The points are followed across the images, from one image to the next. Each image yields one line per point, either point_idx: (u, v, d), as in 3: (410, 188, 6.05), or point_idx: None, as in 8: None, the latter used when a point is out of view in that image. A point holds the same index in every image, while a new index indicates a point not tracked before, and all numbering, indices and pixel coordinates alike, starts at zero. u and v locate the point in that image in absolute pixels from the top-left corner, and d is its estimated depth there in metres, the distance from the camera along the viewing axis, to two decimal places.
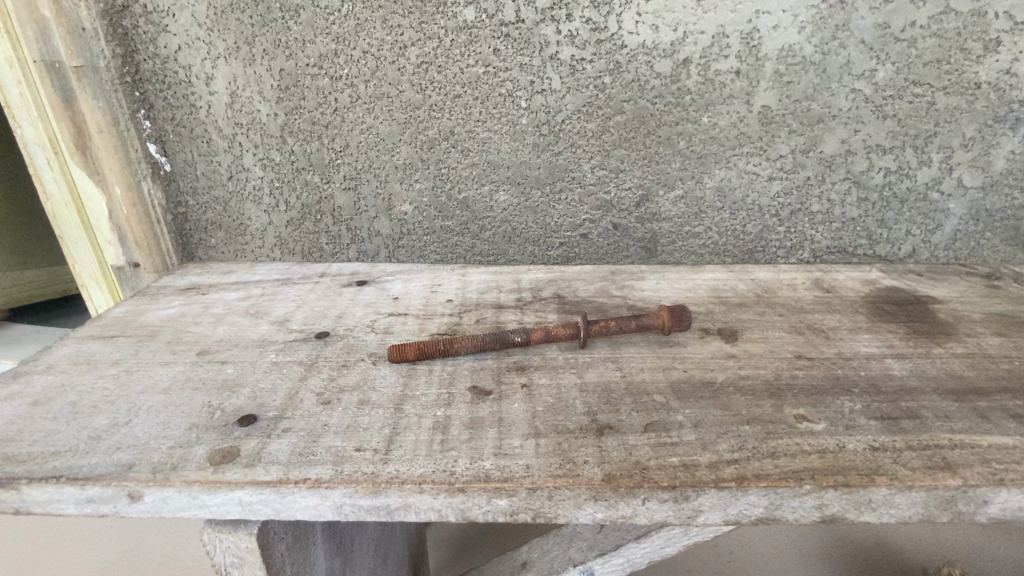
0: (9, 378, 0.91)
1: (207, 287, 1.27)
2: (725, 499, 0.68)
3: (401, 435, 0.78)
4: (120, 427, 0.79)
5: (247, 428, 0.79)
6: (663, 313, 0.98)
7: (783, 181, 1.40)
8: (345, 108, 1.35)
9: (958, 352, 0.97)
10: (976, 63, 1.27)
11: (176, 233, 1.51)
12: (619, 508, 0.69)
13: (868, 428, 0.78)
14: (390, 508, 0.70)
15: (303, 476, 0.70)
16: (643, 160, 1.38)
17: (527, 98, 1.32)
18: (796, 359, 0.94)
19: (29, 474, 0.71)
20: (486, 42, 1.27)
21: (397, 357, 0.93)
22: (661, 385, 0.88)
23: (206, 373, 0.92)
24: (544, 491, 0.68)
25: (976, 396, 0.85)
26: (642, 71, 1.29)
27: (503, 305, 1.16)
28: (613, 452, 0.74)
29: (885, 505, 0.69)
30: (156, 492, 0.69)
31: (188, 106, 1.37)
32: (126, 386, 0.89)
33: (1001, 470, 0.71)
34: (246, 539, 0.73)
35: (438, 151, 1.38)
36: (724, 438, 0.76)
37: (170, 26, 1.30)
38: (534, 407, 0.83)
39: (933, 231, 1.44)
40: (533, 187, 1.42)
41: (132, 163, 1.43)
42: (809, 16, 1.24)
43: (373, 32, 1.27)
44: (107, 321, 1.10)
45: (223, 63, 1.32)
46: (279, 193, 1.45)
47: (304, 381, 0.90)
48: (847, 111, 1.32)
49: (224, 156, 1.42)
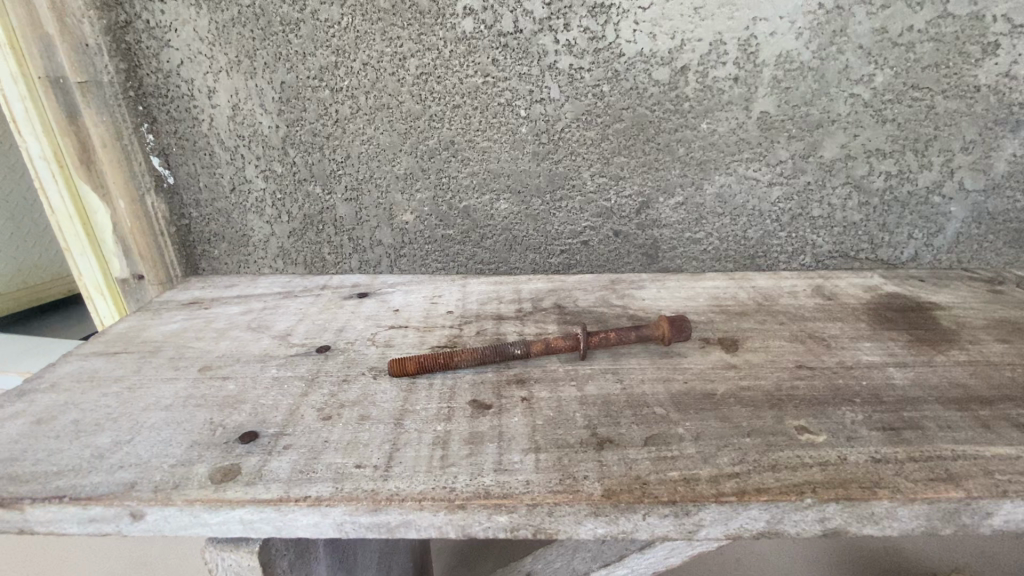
0: (13, 397, 0.91)
1: (209, 301, 1.28)
2: (725, 513, 0.68)
3: (402, 450, 0.78)
4: (123, 445, 0.80)
5: (248, 445, 0.79)
6: (663, 324, 0.98)
7: (783, 187, 1.40)
8: (346, 120, 1.35)
9: (961, 360, 0.97)
10: (975, 66, 1.26)
11: (180, 245, 1.52)
12: (619, 523, 0.69)
13: (870, 440, 0.77)
14: (390, 525, 0.70)
15: (304, 494, 0.70)
16: (643, 167, 1.38)
17: (526, 107, 1.33)
18: (797, 369, 0.94)
19: (33, 494, 0.71)
20: (486, 52, 1.28)
21: (397, 371, 0.93)
22: (661, 396, 0.88)
23: (208, 389, 0.92)
24: (544, 508, 0.68)
25: (979, 405, 0.85)
26: (640, 79, 1.30)
27: (504, 315, 1.16)
28: (613, 467, 0.74)
29: (889, 519, 0.69)
30: (158, 511, 0.70)
31: (190, 119, 1.38)
32: (128, 403, 0.89)
33: (1004, 481, 0.70)
34: (248, 557, 0.74)
35: (439, 160, 1.39)
36: (724, 451, 0.76)
37: (172, 41, 1.31)
38: (534, 421, 0.83)
39: (936, 235, 1.43)
40: (534, 196, 1.42)
41: (135, 177, 1.43)
42: (806, 22, 1.24)
43: (373, 44, 1.27)
44: (111, 337, 1.11)
45: (224, 76, 1.33)
46: (281, 204, 1.46)
47: (305, 397, 0.90)
48: (846, 116, 1.32)
49: (226, 168, 1.43)
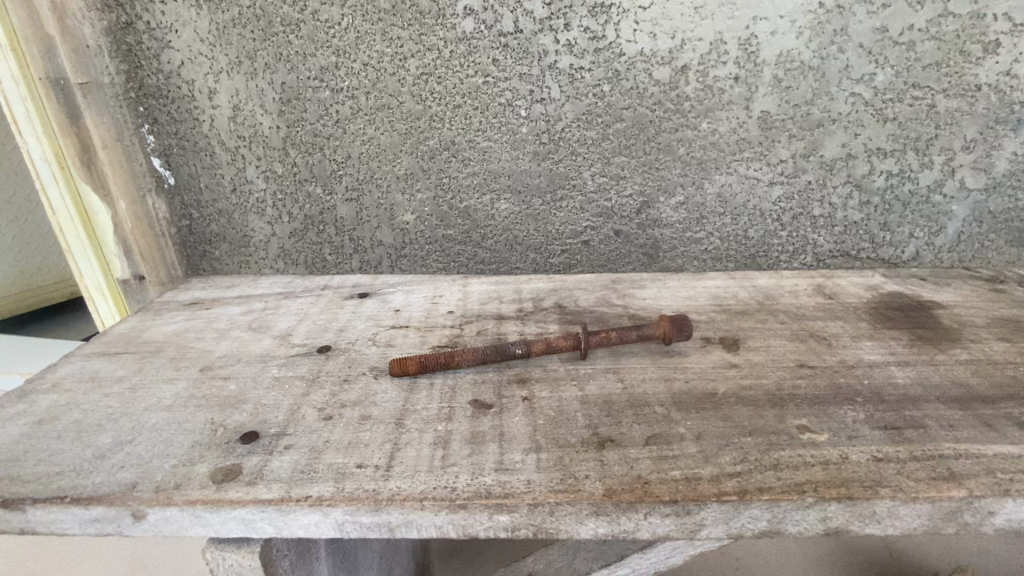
0: (15, 398, 0.91)
1: (210, 301, 1.28)
2: (727, 513, 0.68)
3: (402, 450, 0.78)
4: (124, 445, 0.80)
5: (249, 445, 0.79)
6: (664, 323, 0.98)
7: (784, 186, 1.39)
8: (347, 120, 1.35)
9: (963, 359, 0.96)
10: (976, 65, 1.26)
11: (181, 246, 1.52)
12: (620, 523, 0.69)
13: (871, 439, 0.77)
14: (391, 525, 0.70)
15: (305, 493, 0.70)
16: (643, 166, 1.38)
17: (526, 107, 1.33)
18: (798, 368, 0.94)
19: (34, 494, 0.71)
20: (486, 52, 1.28)
21: (398, 371, 0.93)
22: (662, 396, 0.88)
23: (210, 389, 0.92)
24: (545, 507, 0.68)
25: (980, 404, 0.85)
26: (641, 78, 1.30)
27: (504, 315, 1.16)
28: (614, 466, 0.74)
29: (891, 518, 0.69)
30: (159, 512, 0.70)
31: (191, 120, 1.38)
32: (129, 404, 0.89)
33: (1006, 480, 0.70)
34: (249, 557, 0.74)
35: (439, 160, 1.39)
36: (726, 450, 0.76)
37: (172, 42, 1.31)
38: (535, 421, 0.83)
39: (937, 234, 1.43)
40: (534, 196, 1.42)
41: (136, 177, 1.44)
42: (806, 21, 1.24)
43: (373, 45, 1.27)
44: (112, 338, 1.11)
45: (224, 77, 1.33)
46: (281, 204, 1.46)
47: (306, 397, 0.90)
48: (847, 115, 1.32)
49: (227, 168, 1.43)
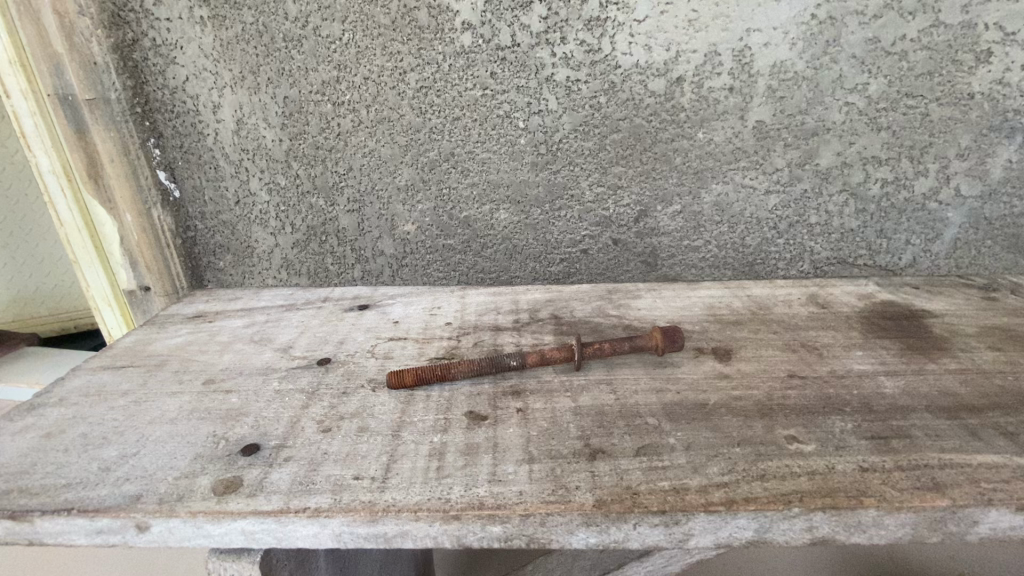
0: (24, 411, 0.94)
1: (215, 314, 1.31)
2: (714, 523, 0.70)
3: (399, 462, 0.80)
4: (129, 458, 0.82)
5: (250, 457, 0.81)
6: (656, 334, 1.00)
7: (780, 195, 1.41)
8: (348, 133, 1.38)
9: (953, 367, 0.98)
10: (968, 74, 1.28)
11: (185, 257, 1.55)
12: (610, 532, 0.70)
13: (858, 449, 0.79)
14: (388, 535, 0.72)
15: (303, 505, 0.72)
16: (641, 176, 1.40)
17: (524, 119, 1.35)
18: (788, 378, 0.95)
19: (43, 507, 0.74)
20: (484, 66, 1.30)
21: (395, 383, 0.95)
22: (654, 407, 0.89)
23: (213, 402, 0.95)
24: (537, 518, 0.70)
25: (968, 413, 0.86)
26: (637, 90, 1.32)
27: (501, 326, 1.18)
28: (605, 477, 0.75)
29: (875, 526, 0.70)
30: (162, 523, 0.72)
31: (196, 134, 1.42)
32: (134, 417, 0.91)
33: (989, 490, 0.71)
34: (249, 567, 0.76)
35: (439, 172, 1.41)
36: (715, 461, 0.77)
37: (178, 58, 1.34)
38: (528, 432, 0.85)
39: (932, 241, 1.44)
40: (533, 206, 1.44)
41: (142, 190, 1.47)
42: (799, 32, 1.26)
43: (373, 59, 1.30)
44: (118, 351, 1.13)
45: (229, 91, 1.36)
46: (284, 216, 1.49)
47: (306, 409, 0.92)
48: (841, 124, 1.33)
49: (231, 181, 1.46)
